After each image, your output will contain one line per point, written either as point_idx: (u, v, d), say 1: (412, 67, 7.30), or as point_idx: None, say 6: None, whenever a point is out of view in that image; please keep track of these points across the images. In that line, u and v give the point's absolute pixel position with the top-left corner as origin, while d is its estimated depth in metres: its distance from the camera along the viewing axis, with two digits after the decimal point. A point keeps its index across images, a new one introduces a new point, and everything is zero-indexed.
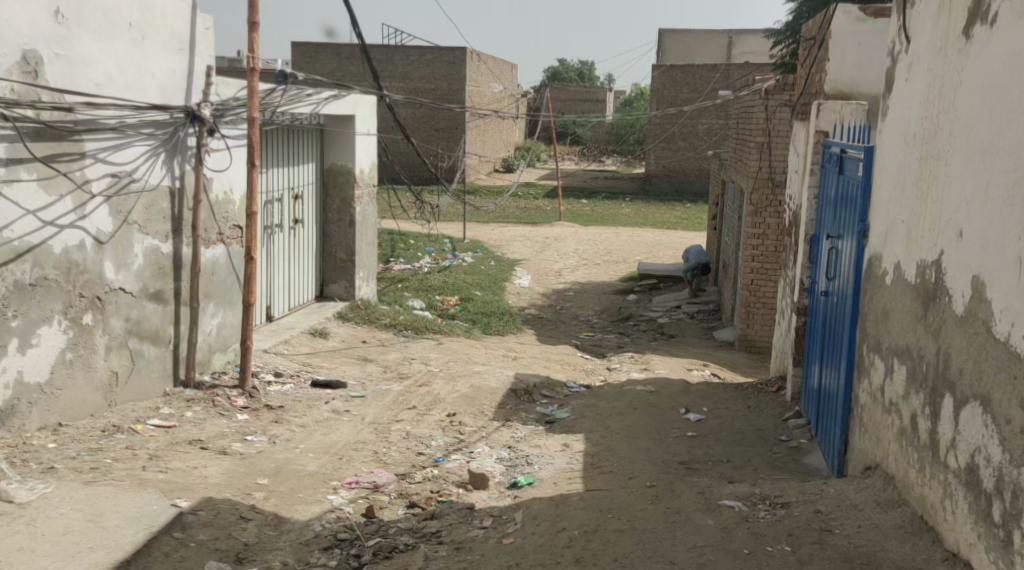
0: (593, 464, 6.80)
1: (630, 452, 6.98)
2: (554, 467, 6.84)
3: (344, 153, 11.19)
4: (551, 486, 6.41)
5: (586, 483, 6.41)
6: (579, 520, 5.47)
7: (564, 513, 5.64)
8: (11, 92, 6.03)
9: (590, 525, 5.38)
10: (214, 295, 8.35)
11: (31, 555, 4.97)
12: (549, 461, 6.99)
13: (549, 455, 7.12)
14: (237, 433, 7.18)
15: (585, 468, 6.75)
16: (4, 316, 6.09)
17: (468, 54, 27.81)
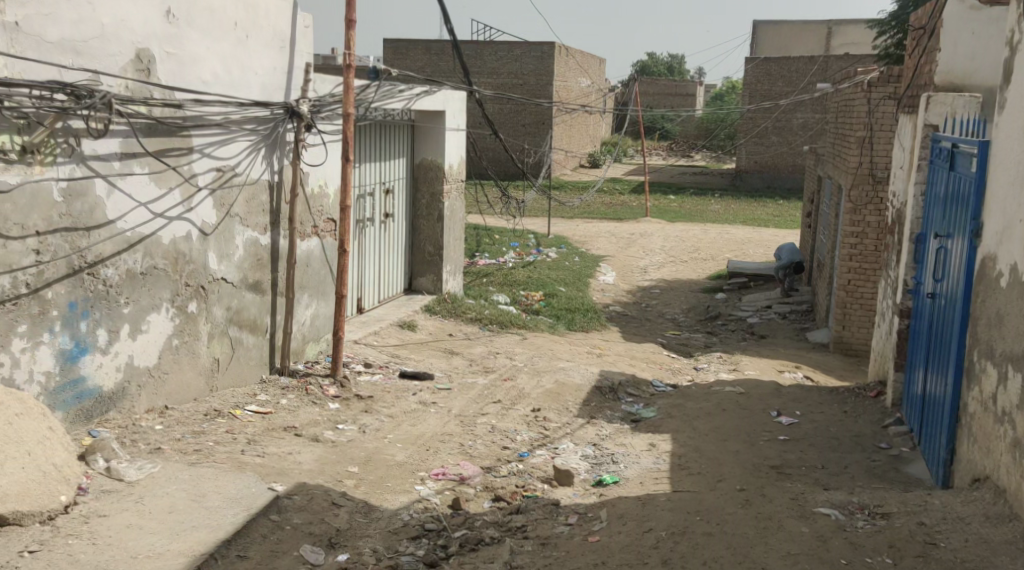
0: (680, 465, 6.78)
1: (719, 454, 6.94)
2: (641, 467, 6.84)
3: (434, 149, 11.34)
4: (637, 486, 6.41)
5: (673, 483, 6.39)
6: (667, 521, 5.47)
7: (651, 513, 5.65)
8: (126, 89, 6.29)
9: (678, 526, 5.37)
10: (309, 287, 8.58)
11: (140, 532, 5.20)
12: (636, 460, 6.99)
13: (635, 455, 7.12)
14: (328, 422, 7.37)
15: (672, 468, 6.73)
16: (117, 303, 6.37)
17: (557, 49, 27.82)
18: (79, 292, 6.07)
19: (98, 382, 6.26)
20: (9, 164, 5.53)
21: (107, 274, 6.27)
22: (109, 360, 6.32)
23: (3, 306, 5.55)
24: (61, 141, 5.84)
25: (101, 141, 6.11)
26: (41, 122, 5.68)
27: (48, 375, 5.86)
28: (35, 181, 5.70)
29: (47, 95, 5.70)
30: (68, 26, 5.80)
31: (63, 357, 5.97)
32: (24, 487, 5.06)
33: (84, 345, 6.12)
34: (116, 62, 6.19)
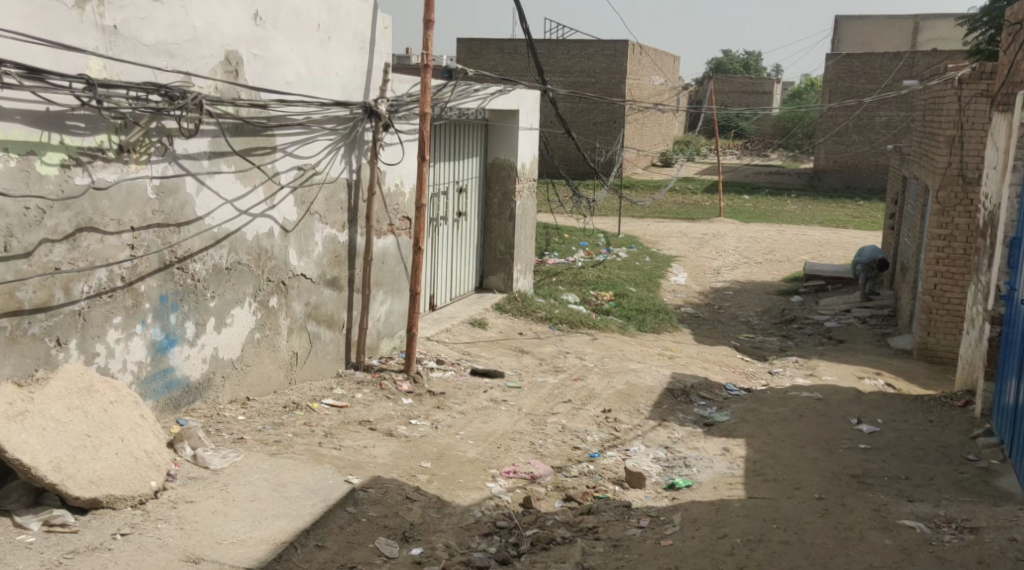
0: (754, 471, 6.74)
1: (796, 461, 6.88)
2: (714, 471, 6.82)
3: (507, 148, 11.41)
4: (711, 490, 6.40)
5: (748, 489, 6.35)
6: (742, 527, 5.49)
7: (725, 519, 5.66)
8: (215, 90, 6.48)
9: (754, 534, 5.38)
10: (384, 283, 8.73)
11: (224, 518, 5.35)
12: (709, 464, 6.96)
13: (709, 458, 7.08)
14: (402, 417, 7.50)
15: (747, 474, 6.69)
16: (204, 297, 6.57)
17: (631, 48, 27.70)
18: (169, 286, 6.27)
19: (185, 372, 6.47)
20: (107, 161, 5.71)
21: (195, 268, 6.47)
22: (196, 352, 6.53)
23: (101, 298, 5.74)
24: (156, 140, 6.03)
25: (191, 140, 6.30)
26: (137, 122, 5.86)
27: (140, 364, 6.07)
28: (130, 179, 5.89)
29: (143, 96, 5.86)
30: (162, 30, 6.00)
31: (154, 347, 6.18)
32: (117, 472, 5.25)
33: (173, 336, 6.33)
34: (207, 64, 6.38)
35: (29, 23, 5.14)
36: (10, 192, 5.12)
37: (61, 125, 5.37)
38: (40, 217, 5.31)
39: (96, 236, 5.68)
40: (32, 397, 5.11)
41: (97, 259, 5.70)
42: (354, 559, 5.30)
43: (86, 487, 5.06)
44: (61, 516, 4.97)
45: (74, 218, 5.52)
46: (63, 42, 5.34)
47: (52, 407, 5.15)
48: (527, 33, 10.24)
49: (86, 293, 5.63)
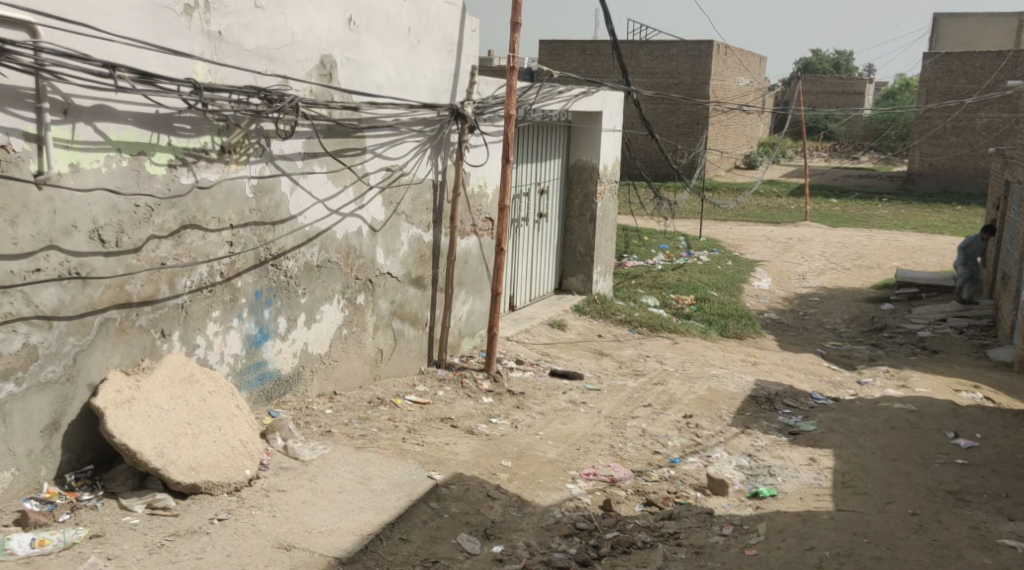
0: (843, 483, 6.67)
1: (888, 474, 6.78)
2: (800, 481, 6.77)
3: (590, 150, 11.45)
4: (797, 501, 6.36)
5: (836, 501, 6.29)
6: (830, 540, 5.50)
7: (813, 531, 5.66)
8: (310, 93, 6.70)
9: (844, 546, 5.41)
10: (466, 283, 8.86)
11: (314, 508, 5.53)
12: (794, 474, 6.91)
13: (794, 468, 7.03)
14: (482, 416, 7.62)
15: (835, 486, 6.63)
16: (296, 293, 6.79)
17: (717, 48, 27.37)
18: (264, 282, 6.49)
19: (277, 366, 6.69)
20: (210, 162, 5.94)
21: (287, 265, 6.68)
22: (288, 346, 6.75)
23: (202, 293, 5.96)
24: (254, 141, 6.25)
25: (287, 142, 6.52)
26: (238, 124, 6.08)
27: (236, 357, 6.30)
28: (230, 179, 6.12)
29: (244, 99, 6.08)
30: (263, 35, 6.22)
31: (248, 341, 6.41)
32: (214, 460, 5.47)
33: (267, 331, 6.56)
34: (303, 68, 6.60)
35: (141, 29, 5.38)
36: (122, 190, 5.36)
37: (169, 126, 5.62)
38: (149, 214, 5.54)
39: (198, 233, 5.90)
40: (138, 386, 5.38)
41: (199, 255, 5.92)
42: (437, 553, 5.42)
43: (186, 473, 5.29)
44: (163, 500, 5.20)
45: (179, 216, 5.75)
46: (172, 48, 5.57)
47: (156, 396, 5.41)
48: (613, 34, 10.27)
49: (188, 288, 5.85)
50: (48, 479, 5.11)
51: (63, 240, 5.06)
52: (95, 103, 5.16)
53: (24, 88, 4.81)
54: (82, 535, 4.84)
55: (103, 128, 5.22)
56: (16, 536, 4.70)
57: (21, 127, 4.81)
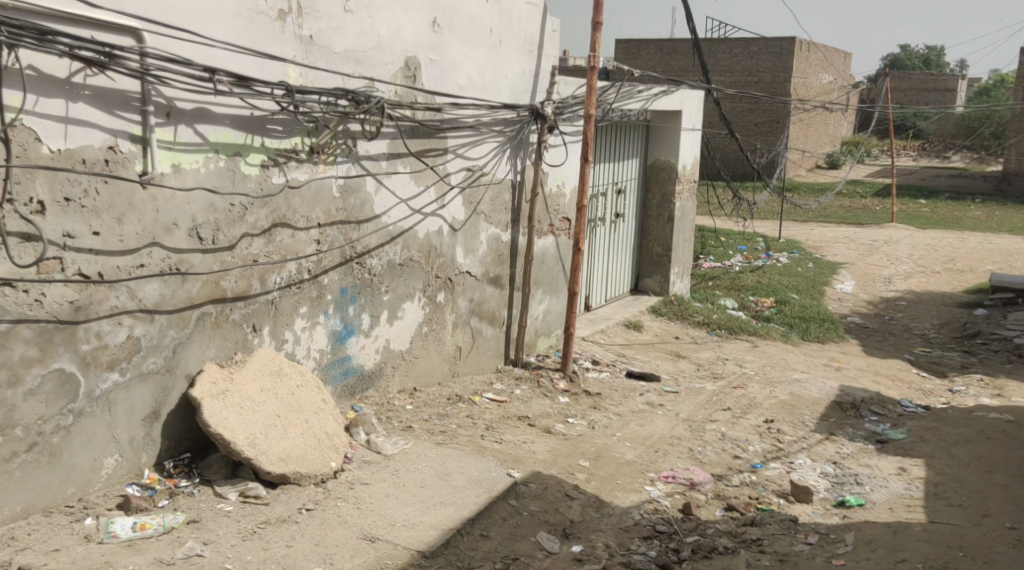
0: (935, 495, 6.55)
1: (984, 486, 6.63)
2: (889, 492, 6.66)
3: (669, 150, 11.39)
4: (886, 512, 6.27)
5: (928, 513, 6.19)
6: (923, 552, 5.42)
7: (905, 543, 5.58)
8: (395, 95, 6.83)
9: (937, 560, 5.33)
10: (543, 282, 8.92)
11: (396, 502, 5.65)
12: (883, 484, 6.81)
13: (883, 478, 6.93)
14: (559, 415, 7.66)
15: (927, 498, 6.51)
16: (379, 291, 6.93)
17: (799, 45, 26.90)
18: (349, 279, 6.64)
19: (360, 361, 6.84)
20: (300, 162, 6.11)
21: (371, 263, 6.82)
22: (371, 342, 6.90)
23: (290, 290, 6.14)
24: (342, 142, 6.41)
25: (372, 142, 6.66)
26: (326, 125, 6.24)
27: (322, 352, 6.46)
28: (319, 179, 6.28)
29: (333, 100, 6.23)
30: (352, 38, 6.37)
31: (334, 336, 6.56)
32: (301, 451, 5.63)
33: (351, 327, 6.70)
34: (388, 70, 6.74)
35: (238, 34, 5.57)
36: (219, 190, 5.56)
37: (263, 128, 5.80)
38: (243, 212, 5.73)
39: (288, 231, 6.08)
40: (231, 378, 5.58)
41: (289, 253, 6.10)
42: (517, 550, 5.48)
43: (275, 463, 5.45)
44: (255, 489, 5.37)
45: (271, 215, 5.93)
46: (266, 52, 5.76)
47: (248, 388, 5.60)
48: (693, 32, 10.21)
49: (278, 284, 6.03)
50: (148, 466, 5.34)
51: (165, 237, 5.27)
52: (195, 107, 5.36)
53: (130, 92, 5.02)
54: (180, 520, 5.04)
55: (202, 130, 5.42)
56: (119, 520, 4.92)
57: (127, 129, 5.03)
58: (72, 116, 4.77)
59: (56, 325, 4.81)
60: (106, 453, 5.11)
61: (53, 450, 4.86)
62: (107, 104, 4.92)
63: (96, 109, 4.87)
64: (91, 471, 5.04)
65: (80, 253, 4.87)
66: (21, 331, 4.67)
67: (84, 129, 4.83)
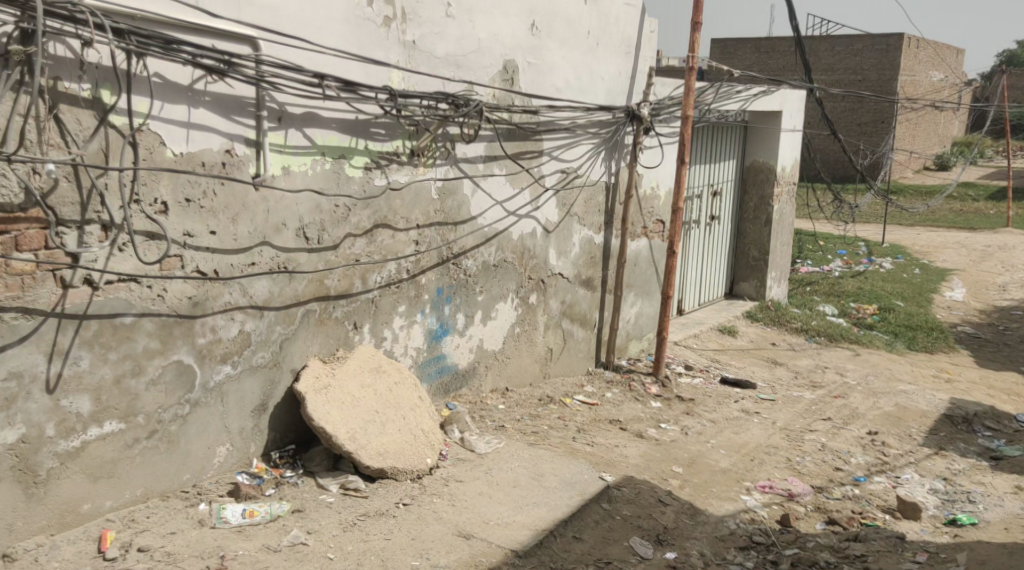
0: None
1: None
2: (1003, 512, 6.48)
3: (767, 151, 11.23)
4: (1000, 533, 6.11)
5: None
6: None
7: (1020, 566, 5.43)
8: (493, 97, 6.93)
9: None
10: (636, 285, 8.90)
11: (490, 500, 5.75)
12: (997, 504, 6.63)
13: (997, 498, 6.74)
14: (651, 420, 7.64)
15: None
16: (473, 291, 7.04)
17: (907, 42, 26.12)
18: (446, 279, 6.77)
19: (455, 360, 6.96)
20: (401, 165, 6.26)
21: (467, 264, 6.94)
22: (465, 341, 7.02)
23: (390, 288, 6.30)
24: (441, 145, 6.54)
25: (470, 145, 6.76)
26: (427, 129, 6.37)
27: (419, 350, 6.60)
28: (419, 180, 6.41)
29: (433, 104, 6.36)
30: (452, 43, 6.50)
31: (430, 335, 6.70)
32: (399, 447, 5.78)
33: (446, 326, 6.83)
34: (487, 73, 6.84)
35: (345, 40, 5.74)
36: (325, 191, 5.74)
37: (366, 131, 5.97)
38: (347, 213, 5.90)
39: (389, 232, 6.23)
40: (333, 373, 5.76)
41: (389, 253, 6.26)
42: (611, 554, 5.50)
43: (374, 457, 5.61)
44: (355, 481, 5.54)
45: (372, 216, 6.09)
46: (372, 57, 5.92)
47: (349, 384, 5.77)
48: (796, 30, 10.06)
49: (378, 283, 6.19)
50: (257, 455, 5.56)
51: (274, 237, 5.48)
52: (304, 111, 5.55)
53: (245, 98, 5.23)
54: (285, 509, 5.24)
55: (310, 134, 5.61)
56: (230, 507, 5.14)
57: (242, 134, 5.24)
58: (193, 121, 5.00)
59: (176, 319, 5.05)
60: (218, 442, 5.34)
61: (170, 438, 5.10)
62: (224, 109, 5.14)
63: (215, 114, 5.09)
64: (204, 459, 5.27)
65: (198, 252, 5.11)
66: (144, 324, 4.91)
67: (203, 133, 5.05)
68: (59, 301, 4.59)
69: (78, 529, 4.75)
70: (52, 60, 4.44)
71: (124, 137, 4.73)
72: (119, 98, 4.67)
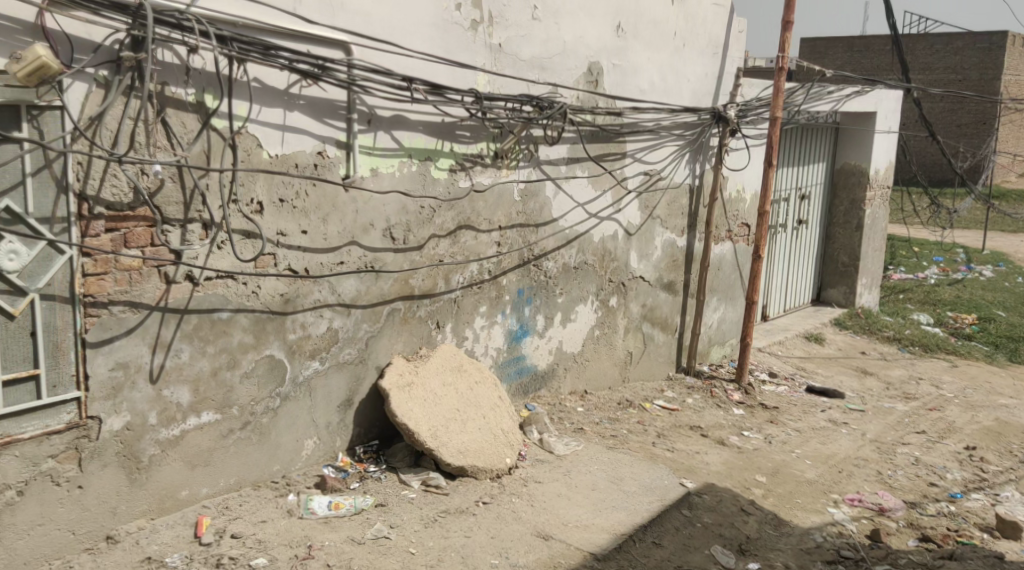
0: None
1: None
2: None
3: (859, 153, 11.01)
4: None
5: None
6: None
7: None
8: (577, 99, 6.95)
9: None
10: (719, 290, 8.83)
11: (569, 502, 5.78)
12: None
13: None
14: (734, 427, 7.56)
15: None
16: (554, 293, 7.08)
17: (1012, 41, 25.24)
18: (526, 281, 6.83)
19: (534, 361, 7.02)
20: (485, 167, 6.34)
21: (548, 266, 6.99)
22: (544, 343, 7.07)
23: (472, 288, 6.38)
24: (524, 146, 6.60)
25: (553, 148, 6.81)
26: (510, 131, 6.44)
27: (499, 350, 6.68)
28: (502, 183, 6.48)
29: (518, 107, 6.42)
30: (538, 45, 6.56)
31: (510, 336, 6.77)
32: (479, 446, 5.85)
33: (527, 327, 6.89)
34: (572, 75, 6.87)
35: (432, 44, 5.85)
36: (411, 193, 5.85)
37: (452, 134, 6.07)
38: (432, 214, 6.01)
39: (471, 233, 6.32)
40: (416, 371, 5.88)
41: (472, 253, 6.34)
42: (691, 562, 5.43)
43: (456, 455, 5.69)
44: (435, 478, 5.63)
45: (456, 217, 6.18)
46: (458, 60, 6.02)
47: (430, 382, 5.88)
48: (893, 28, 9.87)
49: (461, 283, 6.29)
50: (342, 449, 5.70)
51: (362, 237, 5.61)
52: (393, 114, 5.67)
53: (336, 101, 5.37)
54: (369, 503, 5.36)
55: (398, 137, 5.73)
56: (317, 499, 5.29)
57: (334, 136, 5.38)
58: (289, 124, 5.16)
59: (269, 315, 5.22)
60: (306, 436, 5.49)
61: (262, 429, 5.27)
62: (318, 112, 5.29)
63: (309, 117, 5.25)
64: (293, 451, 5.44)
65: (290, 251, 5.26)
66: (240, 320, 5.09)
67: (297, 136, 5.21)
68: (163, 296, 4.77)
69: (176, 514, 4.93)
70: (160, 66, 4.63)
71: (225, 140, 4.90)
72: (221, 103, 4.85)
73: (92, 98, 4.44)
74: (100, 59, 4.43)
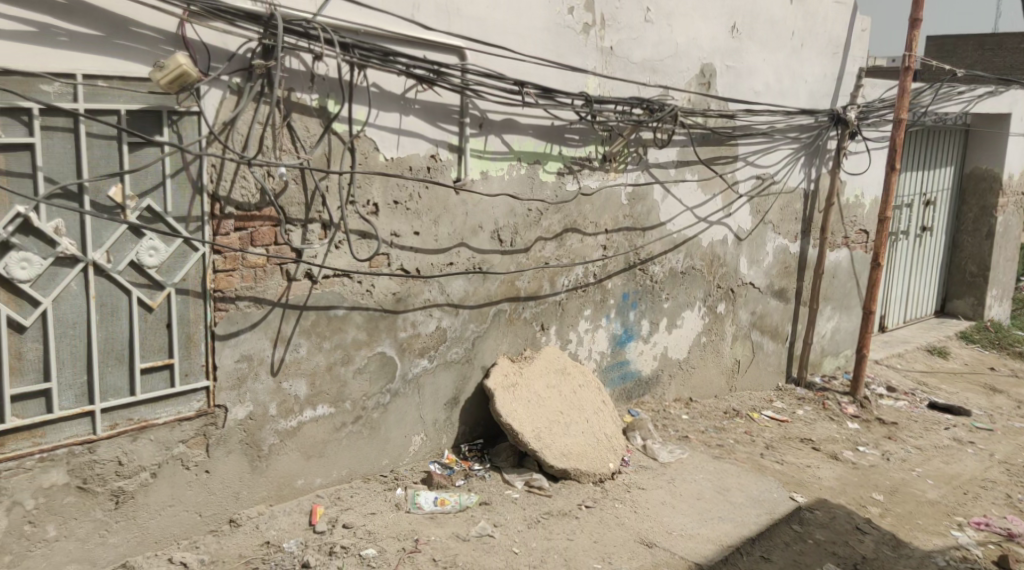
0: None
1: None
2: None
3: (993, 156, 10.60)
4: None
5: None
6: None
7: None
8: (688, 102, 6.92)
9: None
10: (832, 298, 8.63)
11: (673, 510, 5.76)
12: None
13: None
14: (848, 441, 7.38)
15: None
16: (660, 298, 7.06)
17: None
18: (632, 285, 6.83)
19: (639, 366, 7.01)
20: (593, 170, 6.36)
21: (655, 270, 6.98)
22: (649, 348, 7.05)
23: (577, 291, 6.42)
24: (633, 149, 6.60)
25: (663, 151, 6.79)
26: (620, 134, 6.44)
27: (604, 354, 6.70)
28: (609, 186, 6.50)
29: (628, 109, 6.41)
30: (649, 47, 6.54)
31: (614, 340, 6.78)
32: (582, 449, 5.89)
33: (631, 332, 6.89)
34: (683, 78, 6.83)
35: (544, 47, 5.91)
36: (520, 196, 5.93)
37: (562, 137, 6.12)
38: (539, 217, 6.07)
39: (578, 236, 6.36)
40: (521, 372, 5.95)
41: (578, 256, 6.38)
42: None
43: (559, 457, 5.74)
44: (539, 480, 5.69)
45: (563, 220, 6.23)
46: (570, 64, 6.07)
47: (535, 383, 5.95)
48: None
49: (566, 286, 6.34)
50: (447, 447, 5.82)
51: (471, 238, 5.71)
52: (504, 117, 5.76)
53: (450, 105, 5.48)
54: (474, 500, 5.46)
55: (508, 140, 5.81)
56: (423, 494, 5.41)
57: (446, 139, 5.50)
58: (404, 127, 5.29)
59: (382, 313, 5.36)
60: (414, 432, 5.62)
61: (373, 424, 5.43)
62: (432, 116, 5.41)
63: (424, 121, 5.37)
64: (401, 447, 5.57)
65: (403, 251, 5.40)
66: (354, 317, 5.25)
67: (412, 139, 5.34)
68: (284, 293, 4.97)
69: (292, 502, 5.13)
70: (287, 73, 4.82)
71: (345, 143, 5.06)
72: (342, 107, 5.01)
73: (225, 104, 4.65)
74: (233, 67, 4.64)
